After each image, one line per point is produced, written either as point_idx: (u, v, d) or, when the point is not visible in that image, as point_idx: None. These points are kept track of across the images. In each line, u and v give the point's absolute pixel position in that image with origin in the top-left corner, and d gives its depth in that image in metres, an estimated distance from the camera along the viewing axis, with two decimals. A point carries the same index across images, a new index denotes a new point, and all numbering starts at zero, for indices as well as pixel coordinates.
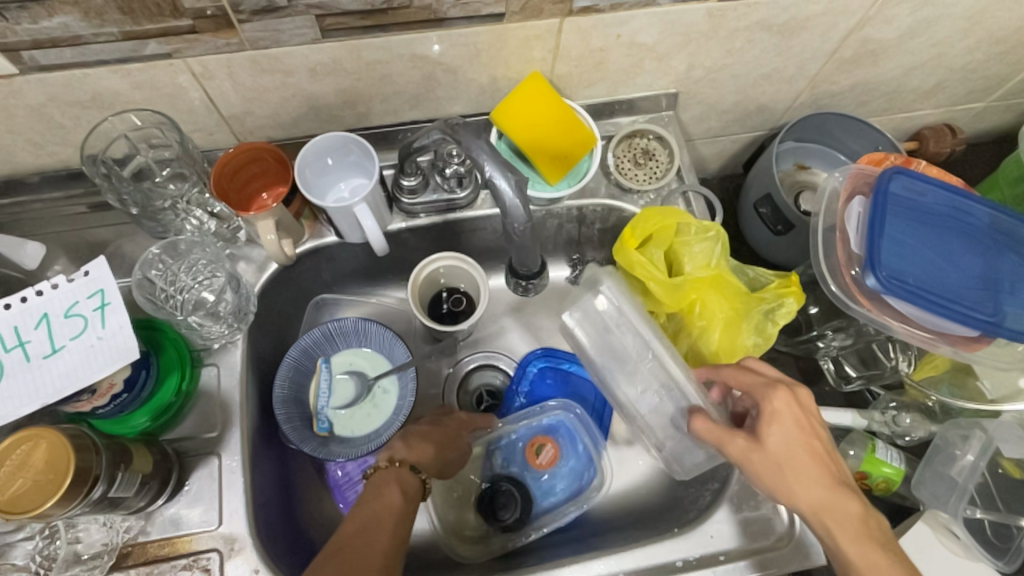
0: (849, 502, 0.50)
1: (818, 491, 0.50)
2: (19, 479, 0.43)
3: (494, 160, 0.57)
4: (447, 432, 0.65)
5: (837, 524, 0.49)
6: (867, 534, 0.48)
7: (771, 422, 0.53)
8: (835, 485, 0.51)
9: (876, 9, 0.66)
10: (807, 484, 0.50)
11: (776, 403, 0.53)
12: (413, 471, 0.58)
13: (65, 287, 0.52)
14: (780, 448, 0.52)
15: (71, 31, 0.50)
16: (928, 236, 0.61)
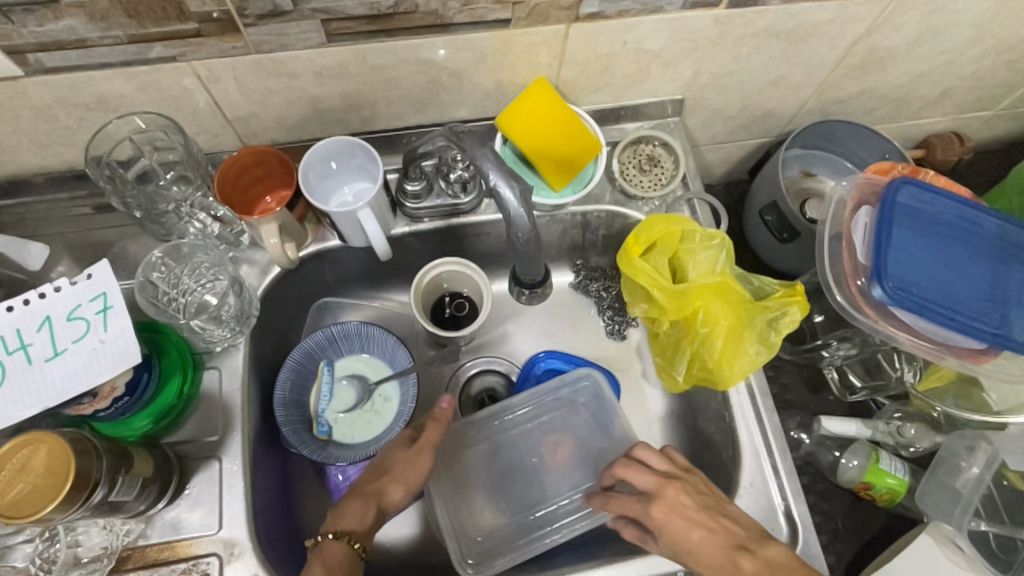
0: (748, 563, 0.53)
1: (719, 566, 0.54)
2: (20, 484, 0.43)
3: (497, 168, 0.56)
4: (375, 469, 0.62)
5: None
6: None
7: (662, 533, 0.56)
8: (730, 554, 0.54)
9: (885, 17, 0.65)
10: (708, 566, 0.54)
11: (658, 514, 0.57)
12: (331, 540, 0.57)
13: (69, 290, 0.52)
14: (682, 549, 0.55)
15: (77, 34, 0.50)
16: (935, 247, 0.60)
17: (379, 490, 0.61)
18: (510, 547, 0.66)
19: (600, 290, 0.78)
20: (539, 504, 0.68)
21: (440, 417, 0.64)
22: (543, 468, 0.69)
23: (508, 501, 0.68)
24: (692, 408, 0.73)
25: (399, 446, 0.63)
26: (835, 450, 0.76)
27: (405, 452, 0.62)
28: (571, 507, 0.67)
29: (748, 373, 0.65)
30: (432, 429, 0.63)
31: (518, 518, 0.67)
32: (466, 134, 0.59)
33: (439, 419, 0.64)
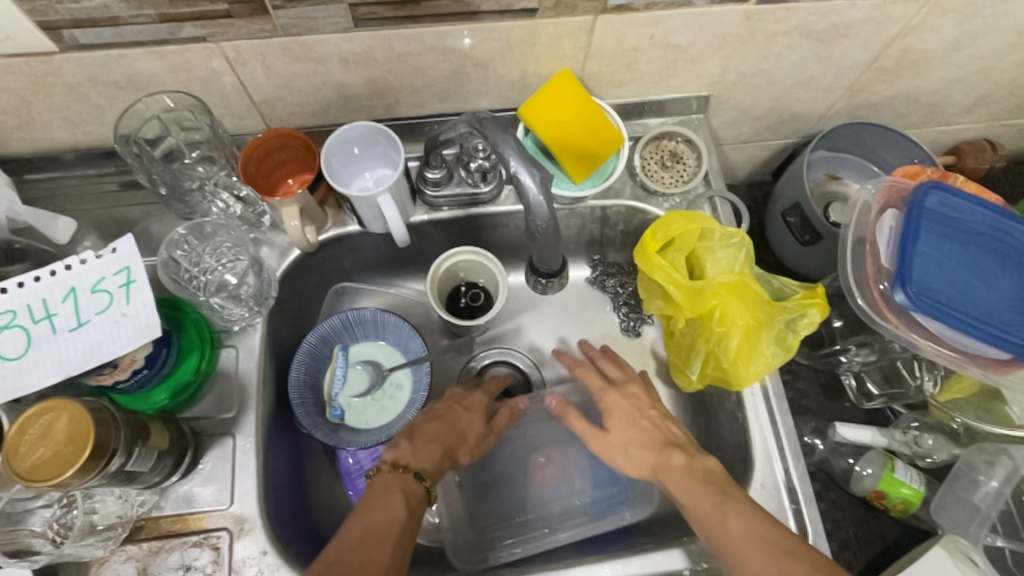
0: (677, 457, 0.58)
1: (651, 455, 0.59)
2: (41, 449, 0.44)
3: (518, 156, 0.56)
4: (451, 426, 0.65)
5: (669, 476, 0.57)
6: (695, 478, 0.56)
7: (609, 417, 0.63)
8: (664, 446, 0.59)
9: (920, 18, 0.64)
10: (640, 454, 0.60)
11: (612, 400, 0.64)
12: (417, 479, 0.59)
13: (93, 263, 0.53)
14: (621, 431, 0.62)
15: (111, 12, 0.51)
16: (962, 255, 0.59)
17: (456, 453, 0.63)
18: (498, 546, 0.66)
19: (616, 286, 0.78)
20: (538, 504, 0.68)
21: (511, 411, 0.69)
22: (539, 469, 0.69)
23: (501, 500, 0.68)
24: (704, 409, 0.72)
25: (477, 419, 0.66)
26: (849, 457, 0.75)
27: (480, 427, 0.66)
28: (568, 509, 0.67)
29: (763, 374, 0.64)
30: (505, 417, 0.68)
31: (513, 517, 0.67)
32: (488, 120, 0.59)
33: (511, 412, 0.69)
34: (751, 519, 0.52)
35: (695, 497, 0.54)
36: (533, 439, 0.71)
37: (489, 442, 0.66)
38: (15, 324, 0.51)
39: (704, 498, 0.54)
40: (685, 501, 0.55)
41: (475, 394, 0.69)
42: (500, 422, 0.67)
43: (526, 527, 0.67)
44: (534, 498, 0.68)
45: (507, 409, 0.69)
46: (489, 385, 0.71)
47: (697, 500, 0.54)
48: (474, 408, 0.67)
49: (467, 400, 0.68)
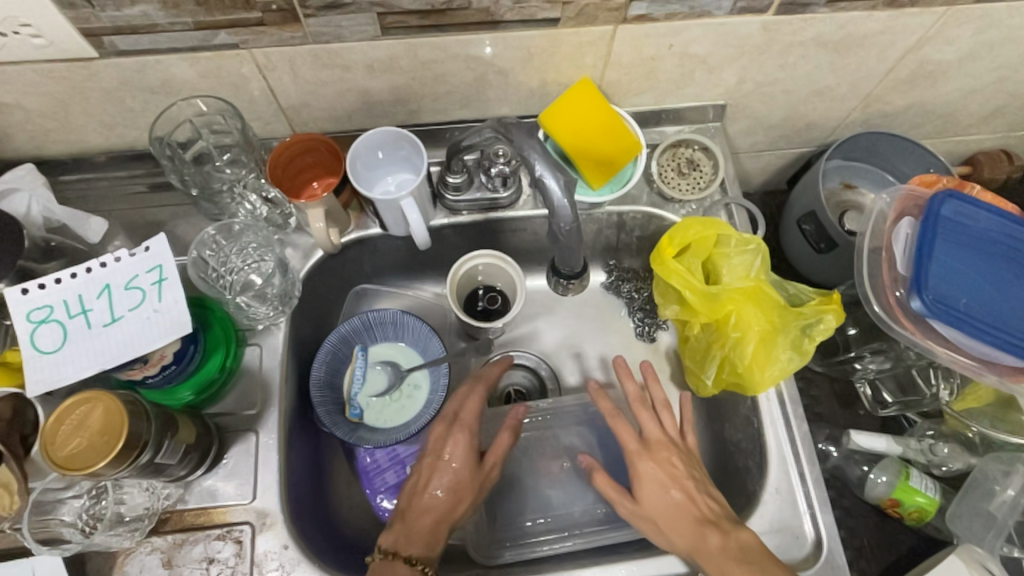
0: (713, 537, 0.55)
1: (686, 533, 0.57)
2: (77, 439, 0.46)
3: (544, 160, 0.58)
4: (435, 493, 0.61)
5: (709, 561, 0.55)
6: (734, 561, 0.53)
7: (639, 486, 0.60)
8: (698, 524, 0.57)
9: (936, 28, 0.65)
10: (675, 531, 0.57)
11: (642, 468, 0.60)
12: (407, 565, 0.56)
13: (126, 260, 0.55)
14: (651, 502, 0.59)
15: (150, 20, 0.53)
16: (979, 264, 0.59)
17: (451, 517, 0.60)
18: (514, 545, 0.67)
19: (631, 291, 0.79)
20: (558, 505, 0.68)
21: (511, 429, 0.64)
22: (559, 474, 0.70)
23: (520, 502, 0.69)
24: (720, 413, 0.72)
25: (461, 469, 0.61)
26: (863, 464, 0.75)
27: (471, 477, 0.62)
28: (586, 517, 0.68)
29: (778, 380, 0.64)
30: (497, 452, 0.63)
31: (531, 518, 0.68)
32: (513, 126, 0.60)
33: (508, 439, 0.64)
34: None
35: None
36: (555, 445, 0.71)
37: (486, 487, 0.63)
38: (51, 319, 0.53)
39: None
40: None
41: (456, 435, 0.63)
42: (492, 463, 0.63)
43: (542, 530, 0.67)
44: (552, 500, 0.69)
45: (500, 444, 0.64)
46: (465, 410, 0.64)
47: None
48: (458, 458, 0.62)
49: (445, 450, 0.62)
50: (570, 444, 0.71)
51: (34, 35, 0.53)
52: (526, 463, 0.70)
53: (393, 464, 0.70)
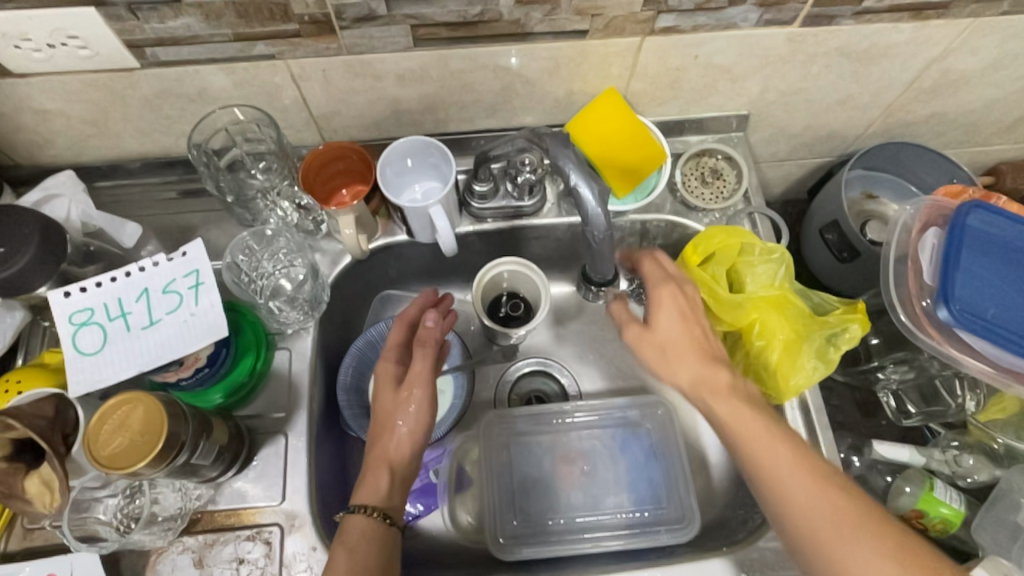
0: (724, 374, 0.54)
1: (694, 365, 0.55)
2: (119, 438, 0.47)
3: (579, 170, 0.57)
4: (372, 426, 0.57)
5: (713, 394, 0.53)
6: (740, 400, 0.53)
7: (655, 309, 0.57)
8: (709, 361, 0.55)
9: (961, 39, 0.65)
10: (686, 362, 0.55)
11: (661, 293, 0.58)
12: (353, 513, 0.52)
13: (164, 265, 0.56)
14: (664, 327, 0.56)
15: (192, 31, 0.54)
16: (1006, 273, 0.59)
17: (389, 457, 0.55)
18: (534, 542, 0.67)
19: None
20: (580, 509, 0.69)
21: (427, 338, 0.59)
22: (584, 477, 0.70)
23: (543, 502, 0.69)
24: None
25: (381, 394, 0.58)
26: (887, 475, 0.74)
27: (394, 399, 0.57)
28: (608, 522, 0.68)
29: (803, 388, 0.64)
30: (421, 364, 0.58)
31: (552, 519, 0.68)
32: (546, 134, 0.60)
33: (426, 351, 0.59)
34: (801, 457, 0.50)
35: (744, 419, 0.51)
36: (582, 447, 0.71)
37: (414, 407, 0.56)
38: (92, 322, 0.54)
39: (752, 424, 0.51)
40: (731, 425, 0.52)
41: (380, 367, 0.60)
42: (413, 380, 0.57)
43: (560, 530, 0.67)
44: (573, 501, 0.69)
45: (421, 352, 0.58)
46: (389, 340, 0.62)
47: (741, 421, 0.51)
48: (381, 388, 0.59)
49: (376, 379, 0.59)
50: (596, 448, 0.71)
51: (80, 47, 0.54)
52: (551, 466, 0.71)
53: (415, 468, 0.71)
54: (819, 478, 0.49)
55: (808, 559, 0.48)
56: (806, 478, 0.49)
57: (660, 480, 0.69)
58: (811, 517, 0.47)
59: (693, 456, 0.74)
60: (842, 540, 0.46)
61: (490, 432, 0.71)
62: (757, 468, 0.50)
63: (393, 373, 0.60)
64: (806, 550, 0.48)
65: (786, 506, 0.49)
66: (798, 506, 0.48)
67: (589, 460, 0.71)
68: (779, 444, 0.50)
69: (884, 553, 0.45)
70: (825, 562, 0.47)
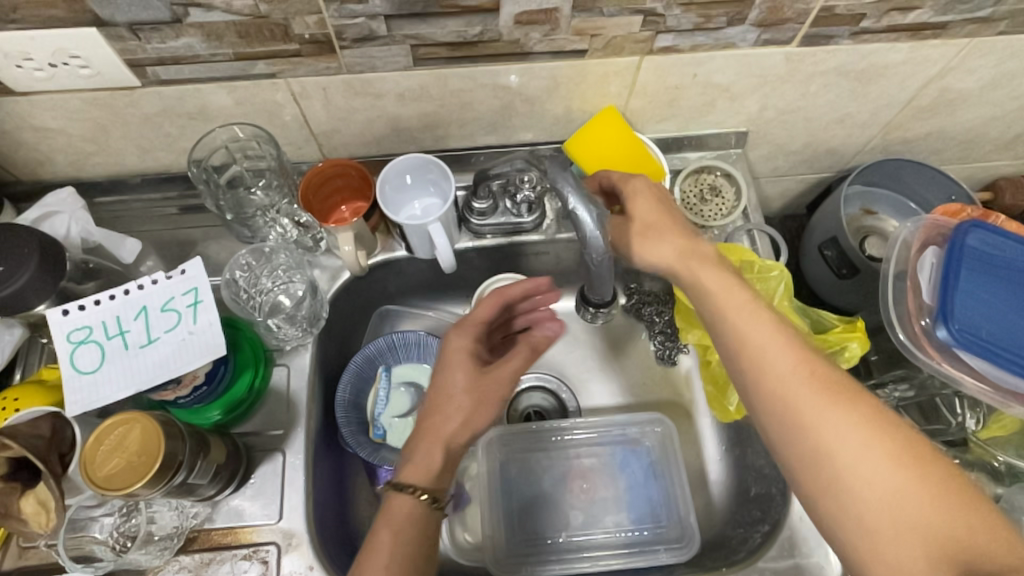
0: (704, 251, 0.56)
1: (676, 243, 0.57)
2: (116, 459, 0.47)
3: (576, 192, 0.56)
4: (434, 399, 0.57)
5: (693, 270, 0.55)
6: (720, 273, 0.54)
7: (631, 196, 0.59)
8: (688, 240, 0.57)
9: (958, 59, 0.66)
10: (665, 242, 0.57)
11: (637, 183, 0.60)
12: (402, 492, 0.52)
13: (163, 283, 0.56)
14: (643, 214, 0.58)
15: (193, 51, 0.55)
16: (1006, 293, 0.59)
17: (443, 435, 0.55)
18: (532, 561, 0.66)
19: (653, 314, 0.77)
20: (579, 527, 0.68)
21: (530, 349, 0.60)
22: (582, 495, 0.70)
23: (541, 521, 0.69)
24: (740, 439, 0.72)
25: (455, 375, 0.57)
26: None
27: (472, 379, 0.57)
28: (607, 541, 0.67)
29: None
30: (517, 360, 0.59)
31: (551, 538, 0.68)
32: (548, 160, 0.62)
33: (528, 355, 0.60)
34: (782, 330, 0.50)
35: (725, 292, 0.53)
36: (579, 465, 0.71)
37: (493, 399, 0.57)
38: (91, 340, 0.54)
39: (733, 295, 0.52)
40: (712, 296, 0.53)
41: (454, 338, 0.59)
42: (499, 372, 0.58)
43: (558, 547, 0.67)
44: (571, 519, 0.69)
45: (519, 353, 0.59)
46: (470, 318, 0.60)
47: (722, 294, 0.53)
48: (455, 362, 0.58)
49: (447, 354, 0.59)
50: (595, 465, 0.71)
51: (82, 66, 0.55)
52: (550, 484, 0.71)
53: None
54: (794, 344, 0.49)
55: (777, 424, 0.48)
56: (788, 347, 0.49)
57: (660, 498, 0.69)
58: (783, 380, 0.48)
59: (692, 473, 0.74)
60: (824, 400, 0.46)
61: (490, 450, 0.71)
62: (732, 337, 0.51)
63: (469, 351, 0.59)
64: (789, 418, 0.47)
65: (764, 373, 0.49)
66: (777, 367, 0.48)
67: (588, 478, 0.71)
68: (757, 317, 0.51)
69: (867, 412, 0.45)
70: (793, 423, 0.47)
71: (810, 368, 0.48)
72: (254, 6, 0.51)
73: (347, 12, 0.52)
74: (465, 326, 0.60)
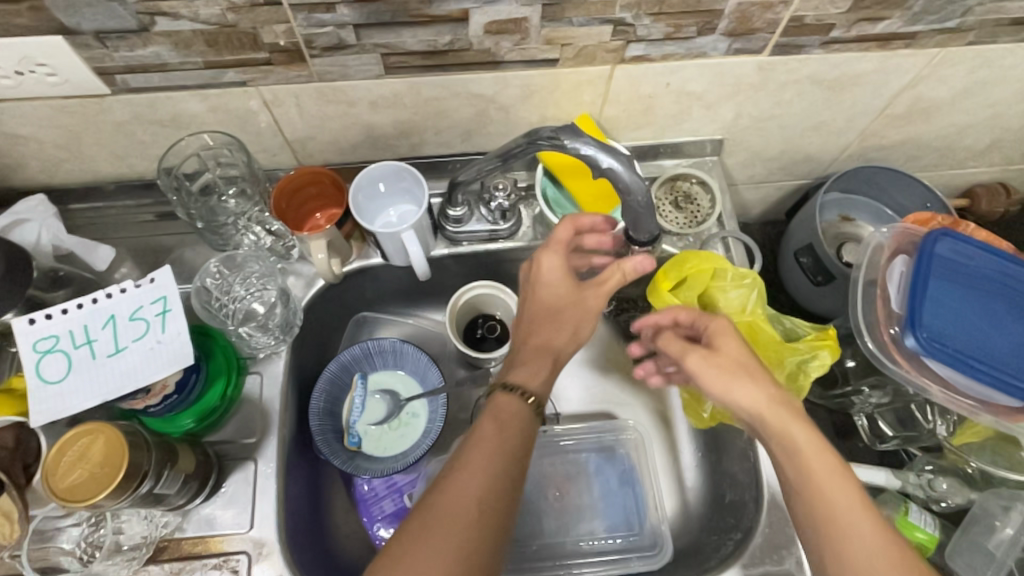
0: (797, 404, 0.52)
1: (766, 391, 0.51)
2: (78, 471, 0.47)
3: (592, 141, 0.53)
4: (537, 316, 0.60)
5: (782, 423, 0.50)
6: (813, 433, 0.50)
7: (716, 336, 0.54)
8: (779, 389, 0.52)
9: (929, 68, 0.66)
10: (756, 388, 0.51)
11: (718, 322, 0.55)
12: (506, 391, 0.56)
13: (132, 291, 0.56)
14: (730, 353, 0.53)
15: (161, 59, 0.55)
16: (974, 301, 0.60)
17: (553, 344, 0.59)
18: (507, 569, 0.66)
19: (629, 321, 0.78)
20: (554, 536, 0.68)
21: (620, 270, 0.58)
22: (557, 503, 0.70)
23: (516, 529, 0.69)
24: (716, 445, 0.72)
25: (550, 293, 0.60)
26: None
27: (569, 291, 0.59)
28: (582, 549, 0.68)
29: None
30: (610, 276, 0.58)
31: (524, 546, 0.68)
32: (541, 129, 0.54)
33: (618, 270, 0.58)
34: (869, 504, 0.48)
35: (819, 452, 0.49)
36: (554, 473, 0.71)
37: (592, 310, 0.59)
38: (57, 349, 0.54)
39: (825, 460, 0.49)
40: (805, 457, 0.49)
41: (545, 259, 0.60)
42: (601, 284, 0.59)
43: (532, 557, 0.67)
44: (546, 527, 0.69)
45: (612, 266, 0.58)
46: (556, 231, 0.60)
47: (819, 453, 0.49)
48: (550, 281, 0.60)
49: (535, 270, 0.60)
50: (569, 473, 0.71)
51: (49, 74, 0.55)
52: (524, 491, 0.71)
53: (391, 493, 0.71)
54: (879, 524, 0.47)
55: None
56: (875, 527, 0.46)
57: (634, 507, 0.69)
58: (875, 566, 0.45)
59: (668, 479, 0.74)
60: None
61: None
62: (824, 510, 0.48)
63: (562, 266, 0.60)
64: None
65: (848, 550, 0.46)
66: (865, 547, 0.46)
67: (562, 486, 0.71)
68: (848, 490, 0.48)
69: None
70: None
71: (903, 559, 0.45)
72: (221, 15, 0.51)
73: (316, 21, 0.52)
74: (555, 241, 0.60)
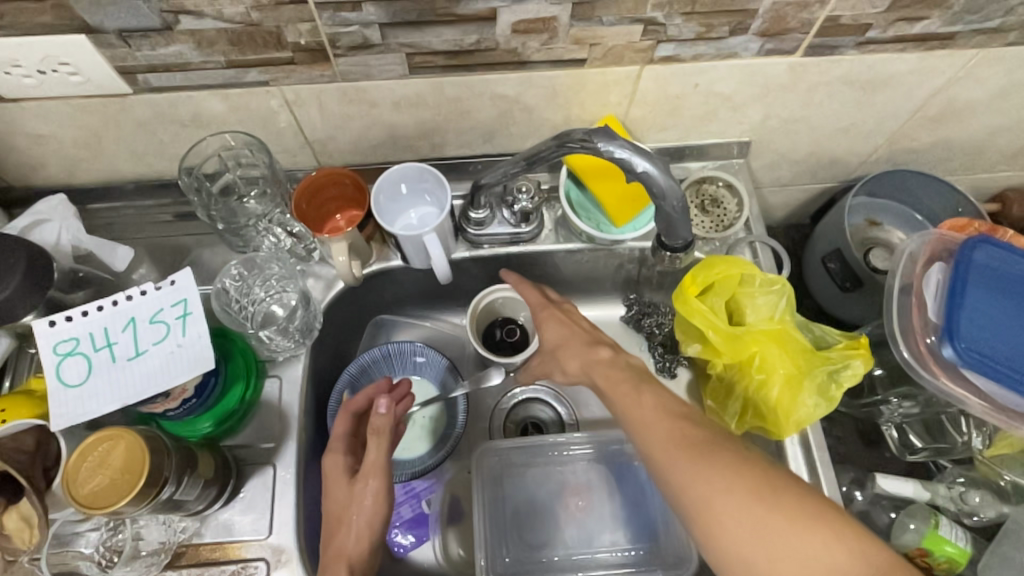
0: (602, 352, 0.60)
1: (579, 355, 0.61)
2: (99, 476, 0.46)
3: (626, 144, 0.51)
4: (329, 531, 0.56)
5: (597, 374, 0.59)
6: (617, 370, 0.58)
7: (541, 329, 0.65)
8: (588, 345, 0.61)
9: (965, 70, 0.64)
10: (572, 354, 0.62)
11: (544, 313, 0.65)
12: None
13: (152, 294, 0.55)
14: (551, 337, 0.63)
15: (184, 58, 0.54)
16: (1014, 311, 0.58)
17: (348, 548, 0.55)
18: None
19: (653, 325, 0.76)
20: (575, 546, 0.67)
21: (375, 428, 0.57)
22: (578, 512, 0.69)
23: (537, 537, 0.68)
24: None
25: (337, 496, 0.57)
26: (891, 510, 0.71)
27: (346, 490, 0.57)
28: (604, 560, 0.66)
29: (803, 425, 0.63)
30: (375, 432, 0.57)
31: (545, 555, 0.67)
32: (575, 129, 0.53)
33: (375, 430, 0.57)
34: (666, 408, 0.53)
35: (614, 389, 0.56)
36: (572, 480, 0.70)
37: (374, 497, 0.56)
38: (78, 352, 0.53)
39: (617, 386, 0.56)
40: (605, 392, 0.57)
41: (325, 462, 0.59)
42: (364, 475, 0.56)
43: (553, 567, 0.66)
44: (566, 536, 0.68)
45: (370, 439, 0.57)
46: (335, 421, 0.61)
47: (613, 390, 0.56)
48: (331, 484, 0.58)
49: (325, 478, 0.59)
50: (586, 481, 0.70)
51: (71, 73, 0.54)
52: (542, 498, 0.69)
53: (408, 498, 0.70)
54: (671, 417, 0.52)
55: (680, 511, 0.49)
56: (663, 421, 0.51)
57: (656, 517, 0.68)
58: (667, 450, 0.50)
59: None
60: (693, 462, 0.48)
61: (481, 466, 0.69)
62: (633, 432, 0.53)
63: (343, 467, 0.59)
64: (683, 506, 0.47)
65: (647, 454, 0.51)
66: (652, 437, 0.51)
67: (579, 494, 0.69)
68: (641, 402, 0.54)
69: (732, 465, 0.47)
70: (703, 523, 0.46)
71: (685, 435, 0.50)
72: (245, 13, 0.50)
73: (341, 20, 0.51)
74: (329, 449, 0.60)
